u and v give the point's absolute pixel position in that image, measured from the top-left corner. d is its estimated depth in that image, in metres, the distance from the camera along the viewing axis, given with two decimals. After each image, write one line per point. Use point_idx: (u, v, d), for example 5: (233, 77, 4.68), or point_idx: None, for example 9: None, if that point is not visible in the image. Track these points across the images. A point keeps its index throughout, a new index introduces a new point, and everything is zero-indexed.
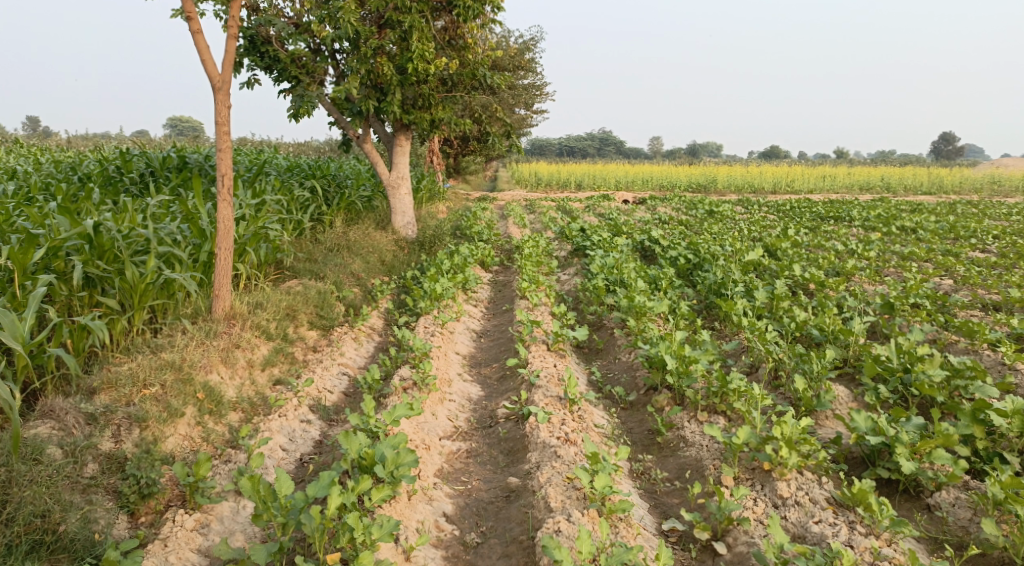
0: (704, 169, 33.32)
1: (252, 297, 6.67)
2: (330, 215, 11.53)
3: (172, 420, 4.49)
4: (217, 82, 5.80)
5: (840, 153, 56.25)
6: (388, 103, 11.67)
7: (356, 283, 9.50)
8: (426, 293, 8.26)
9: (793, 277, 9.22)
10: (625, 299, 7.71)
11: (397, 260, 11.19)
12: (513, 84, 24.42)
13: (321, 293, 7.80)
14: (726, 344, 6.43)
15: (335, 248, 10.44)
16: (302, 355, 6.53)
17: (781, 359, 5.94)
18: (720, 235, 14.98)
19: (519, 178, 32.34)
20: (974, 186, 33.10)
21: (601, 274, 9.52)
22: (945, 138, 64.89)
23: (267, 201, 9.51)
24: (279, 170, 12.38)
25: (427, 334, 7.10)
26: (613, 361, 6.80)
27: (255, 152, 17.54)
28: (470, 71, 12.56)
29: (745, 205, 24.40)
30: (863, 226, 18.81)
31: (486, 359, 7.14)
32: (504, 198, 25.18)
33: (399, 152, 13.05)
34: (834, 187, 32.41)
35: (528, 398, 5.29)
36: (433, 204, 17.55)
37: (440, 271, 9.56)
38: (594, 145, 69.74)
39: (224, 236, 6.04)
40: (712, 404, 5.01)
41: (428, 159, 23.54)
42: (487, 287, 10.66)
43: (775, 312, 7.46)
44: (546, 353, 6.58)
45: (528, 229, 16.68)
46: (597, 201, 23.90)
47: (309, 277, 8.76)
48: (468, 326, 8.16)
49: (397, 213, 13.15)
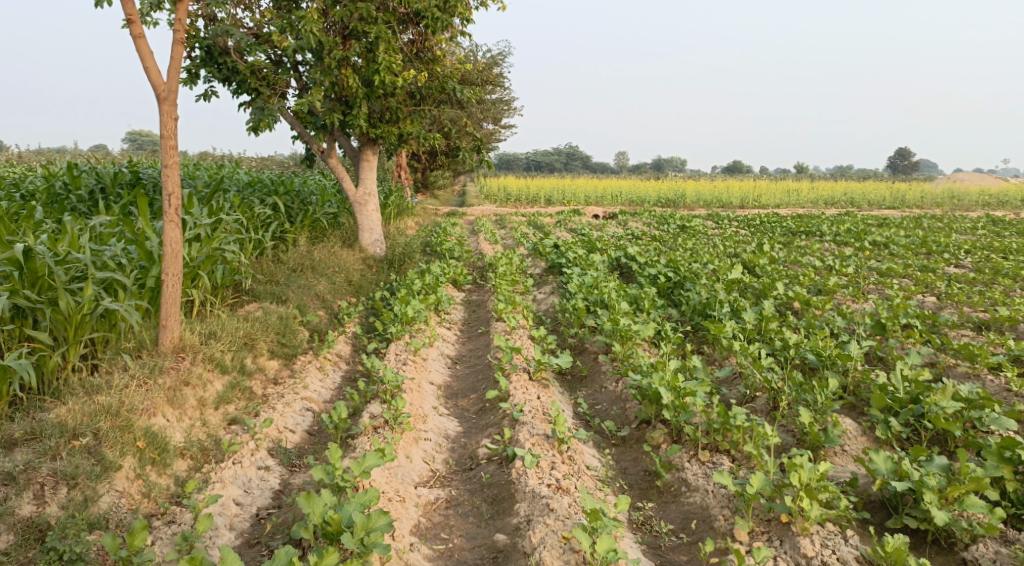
0: (672, 184, 33.24)
1: (205, 326, 6.12)
2: (293, 233, 10.98)
3: (107, 474, 3.99)
4: (163, 91, 5.27)
5: (803, 168, 56.92)
6: (354, 117, 11.17)
7: (321, 306, 8.96)
8: (396, 317, 7.76)
9: (779, 296, 8.90)
10: (607, 322, 7.30)
11: (365, 279, 10.66)
12: (481, 98, 24.05)
13: (283, 319, 7.27)
14: (718, 371, 6.05)
15: (299, 268, 9.89)
16: (261, 389, 5.99)
17: (779, 387, 5.57)
18: (695, 251, 14.67)
19: (487, 193, 31.93)
20: (936, 201, 33.52)
21: (580, 294, 9.10)
22: (903, 153, 66.17)
23: (224, 219, 8.94)
24: (240, 187, 11.81)
25: (399, 362, 6.60)
26: (599, 390, 6.37)
27: (216, 167, 16.91)
28: (439, 84, 12.11)
29: (715, 220, 24.28)
30: (834, 240, 18.71)
31: (463, 389, 6.65)
32: (473, 213, 24.75)
33: (365, 166, 12.60)
34: (799, 202, 32.57)
35: (512, 437, 4.83)
36: (402, 220, 17.05)
37: (411, 292, 9.07)
38: (562, 159, 69.74)
39: (172, 259, 5.50)
40: (712, 442, 4.62)
41: (394, 174, 23.01)
42: (460, 307, 10.18)
43: (766, 335, 7.10)
44: (528, 383, 6.13)
45: (500, 246, 16.25)
46: (567, 216, 23.58)
47: (270, 300, 8.21)
48: (441, 352, 7.68)
49: (364, 231, 12.62)
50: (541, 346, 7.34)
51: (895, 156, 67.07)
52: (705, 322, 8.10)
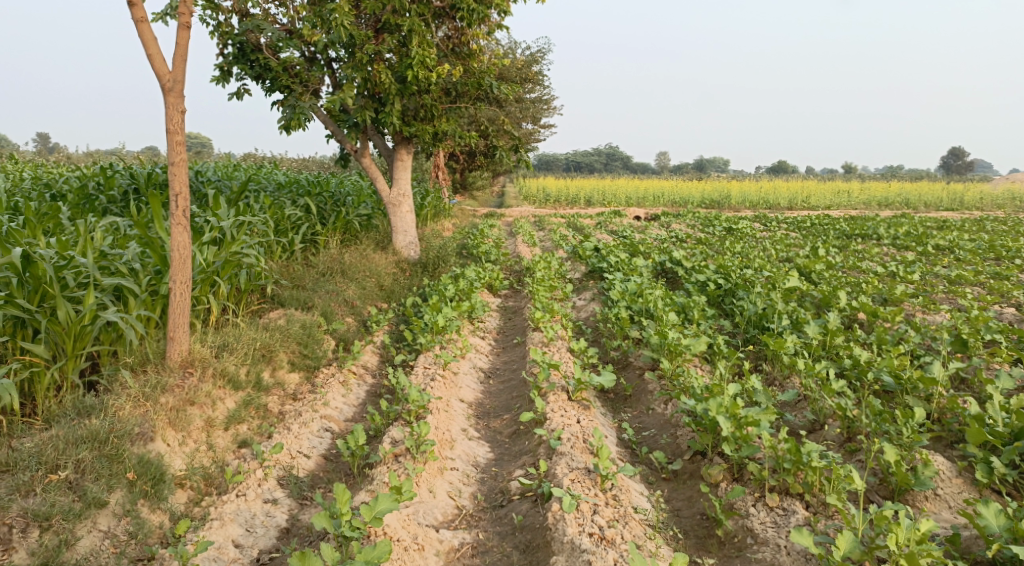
0: (717, 184, 32.29)
1: (218, 336, 5.66)
2: (325, 235, 10.56)
3: (88, 513, 3.64)
4: (167, 81, 4.85)
5: (851, 169, 55.26)
6: (387, 115, 10.70)
7: (349, 312, 8.50)
8: (426, 327, 7.26)
9: (842, 306, 8.18)
10: (654, 335, 6.70)
11: (397, 284, 10.19)
12: (521, 98, 23.54)
13: (307, 328, 6.81)
14: (781, 394, 5.42)
15: (329, 272, 9.45)
16: (278, 406, 5.52)
17: (855, 416, 4.92)
18: (744, 255, 13.91)
19: (526, 194, 31.34)
20: (996, 202, 31.97)
21: (623, 302, 8.50)
22: (956, 153, 63.84)
23: (250, 222, 8.55)
24: (271, 188, 11.46)
25: (427, 377, 6.09)
26: (646, 412, 5.77)
27: (252, 168, 16.66)
28: (476, 80, 11.62)
29: (763, 222, 23.37)
30: (893, 245, 17.73)
31: (495, 408, 6.10)
32: (511, 215, 24.20)
33: (400, 166, 12.14)
34: (851, 203, 31.36)
35: (550, 471, 4.28)
36: (438, 221, 16.59)
37: (443, 299, 8.58)
38: (603, 160, 68.93)
39: (182, 266, 5.04)
40: (781, 483, 4.00)
41: (432, 175, 22.59)
42: (496, 315, 9.66)
43: (832, 351, 6.43)
44: (567, 404, 5.56)
45: (539, 248, 15.70)
46: (609, 218, 22.92)
47: (295, 307, 7.78)
48: (474, 365, 7.15)
49: (398, 233, 12.16)
50: (582, 361, 6.75)
51: (949, 156, 64.70)
52: (761, 335, 7.44)
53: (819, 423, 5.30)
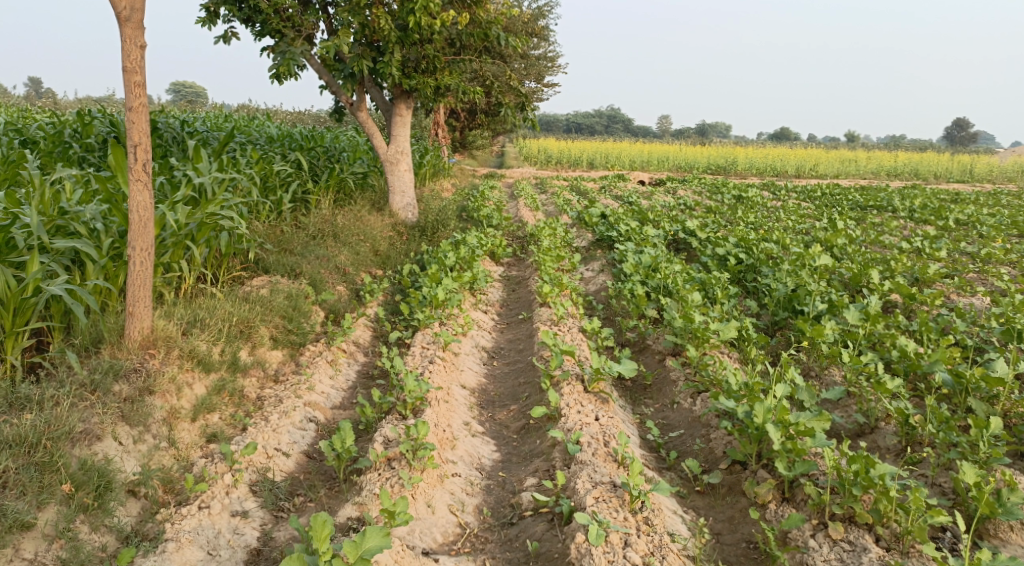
0: (722, 150, 31.42)
1: (188, 309, 4.93)
2: (317, 194, 9.80)
3: (11, 537, 3.10)
4: (123, 9, 4.09)
5: (855, 136, 54.34)
6: (385, 65, 9.87)
7: (341, 281, 7.83)
8: (425, 301, 6.61)
9: (877, 286, 7.54)
10: (677, 317, 6.06)
11: (393, 249, 9.50)
12: (525, 54, 22.57)
13: (292, 301, 6.15)
14: (826, 391, 4.81)
15: (320, 235, 8.72)
16: (255, 390, 4.88)
17: (916, 423, 4.35)
18: (758, 227, 13.24)
19: (527, 154, 30.38)
20: (1006, 175, 31.25)
21: (638, 277, 7.86)
22: (960, 124, 62.91)
23: (235, 178, 7.80)
24: (260, 141, 10.66)
25: (425, 362, 5.45)
26: (671, 407, 5.15)
27: (242, 119, 15.78)
28: (482, 31, 10.81)
29: (772, 191, 22.65)
30: (909, 218, 17.05)
31: (501, 396, 5.49)
32: (512, 176, 23.39)
33: (398, 122, 11.33)
34: (859, 173, 30.58)
35: (569, 486, 3.69)
36: (437, 181, 15.82)
37: (444, 268, 7.92)
38: (604, 122, 67.72)
39: (143, 231, 4.29)
40: (845, 510, 3.44)
41: (431, 132, 21.70)
42: (498, 285, 9.02)
43: (877, 340, 5.81)
44: (584, 397, 4.93)
45: (542, 213, 15.00)
46: (613, 182, 22.15)
47: (282, 274, 7.09)
48: (476, 344, 6.51)
49: (395, 194, 11.39)
50: (595, 344, 6.11)
51: (953, 127, 63.74)
52: (791, 318, 6.81)
53: (870, 427, 4.71)
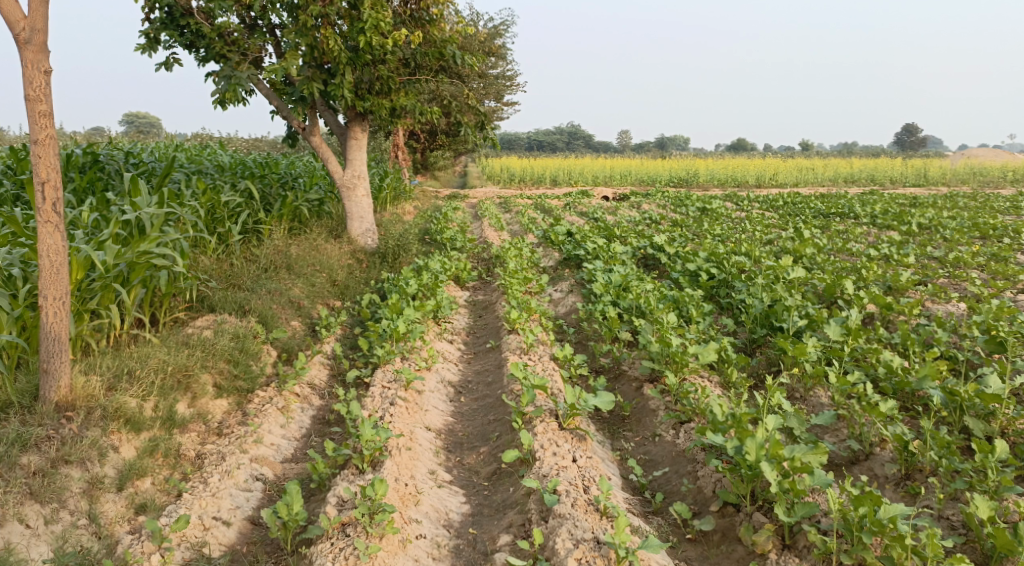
0: (684, 162, 31.50)
1: (117, 361, 4.49)
2: (269, 224, 9.31)
3: None
4: (22, 30, 3.74)
5: (809, 144, 55.20)
6: (337, 87, 9.46)
7: (295, 315, 7.38)
8: (384, 334, 6.19)
9: (854, 297, 7.31)
10: (652, 341, 5.74)
11: (352, 278, 9.07)
12: (483, 73, 22.35)
13: (240, 341, 5.69)
14: (815, 417, 4.50)
15: (273, 267, 8.24)
16: (194, 446, 4.44)
17: (915, 448, 4.04)
18: (726, 239, 13.03)
19: (490, 173, 30.08)
20: (960, 178, 31.77)
21: (608, 297, 7.55)
22: (910, 129, 64.35)
23: (177, 211, 7.33)
24: (208, 171, 10.18)
25: (385, 403, 5.03)
26: (652, 440, 4.79)
27: (193, 148, 15.25)
28: (437, 50, 10.46)
29: (735, 201, 22.64)
30: (872, 224, 17.04)
31: (469, 436, 5.08)
32: (475, 196, 23.09)
33: (353, 146, 10.91)
34: (818, 180, 30.85)
35: (550, 550, 3.39)
36: (398, 205, 15.41)
37: (405, 297, 7.52)
38: (564, 139, 67.92)
39: (57, 279, 3.89)
40: (854, 559, 3.13)
41: (390, 155, 21.28)
42: (464, 312, 8.63)
43: (862, 356, 5.54)
44: (559, 435, 4.54)
45: (506, 233, 14.67)
46: (577, 198, 21.95)
47: (231, 312, 6.62)
48: (441, 378, 6.10)
49: (353, 219, 10.93)
50: (568, 373, 5.75)
51: (903, 133, 65.16)
52: (770, 335, 6.52)
53: (864, 453, 4.39)
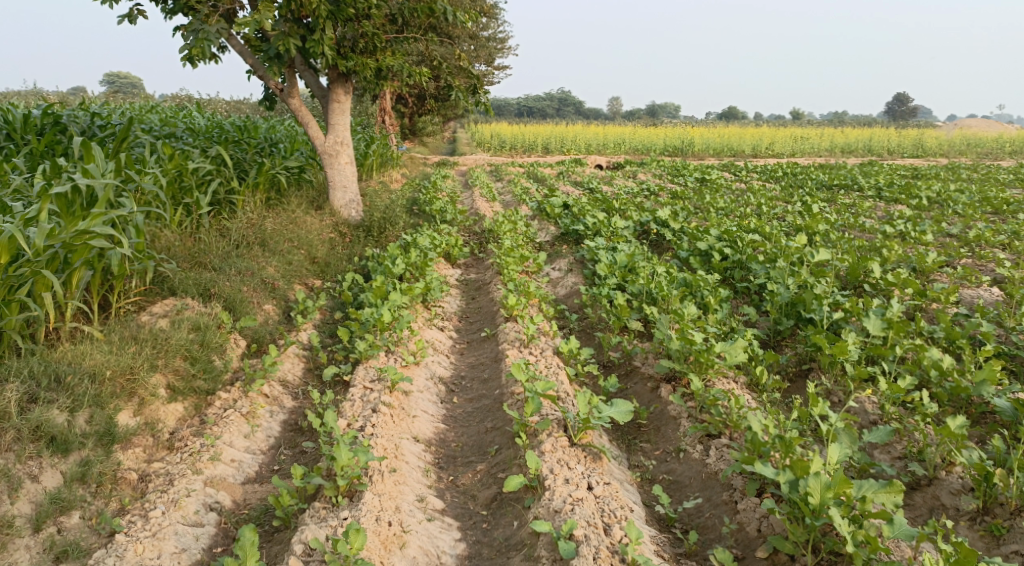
0: (678, 130, 30.70)
1: (43, 364, 3.83)
2: (244, 194, 8.48)
3: None
4: None
5: (801, 114, 54.35)
6: (316, 44, 8.60)
7: (268, 297, 6.67)
8: (367, 323, 5.51)
9: (885, 282, 6.66)
10: (670, 336, 5.09)
11: (333, 254, 8.33)
12: (474, 35, 21.37)
13: (200, 334, 4.98)
14: (869, 434, 3.90)
15: (246, 243, 7.47)
16: (137, 466, 3.80)
17: (997, 479, 3.47)
18: (730, 213, 12.34)
19: (479, 140, 29.09)
20: (959, 148, 31.09)
21: (614, 281, 6.89)
22: (902, 99, 63.63)
23: (137, 180, 6.53)
24: (181, 135, 9.34)
25: (367, 411, 4.37)
26: (676, 456, 4.15)
27: (168, 110, 14.36)
28: (426, 6, 9.48)
29: (733, 172, 21.93)
30: (878, 197, 16.38)
31: (464, 448, 4.41)
32: (466, 163, 22.28)
33: (336, 109, 10.07)
34: (815, 150, 30.11)
35: None
36: (384, 172, 14.61)
37: (391, 278, 6.81)
38: (555, 105, 66.78)
39: None
40: None
41: (377, 119, 20.31)
42: (455, 293, 7.94)
43: (907, 356, 4.91)
44: (570, 454, 3.90)
45: (498, 203, 13.93)
46: (570, 167, 21.19)
47: (195, 296, 5.87)
48: (432, 374, 5.43)
49: (336, 189, 10.12)
50: (574, 371, 5.11)
51: (895, 103, 64.38)
52: (797, 326, 5.88)
53: (927, 477, 3.77)
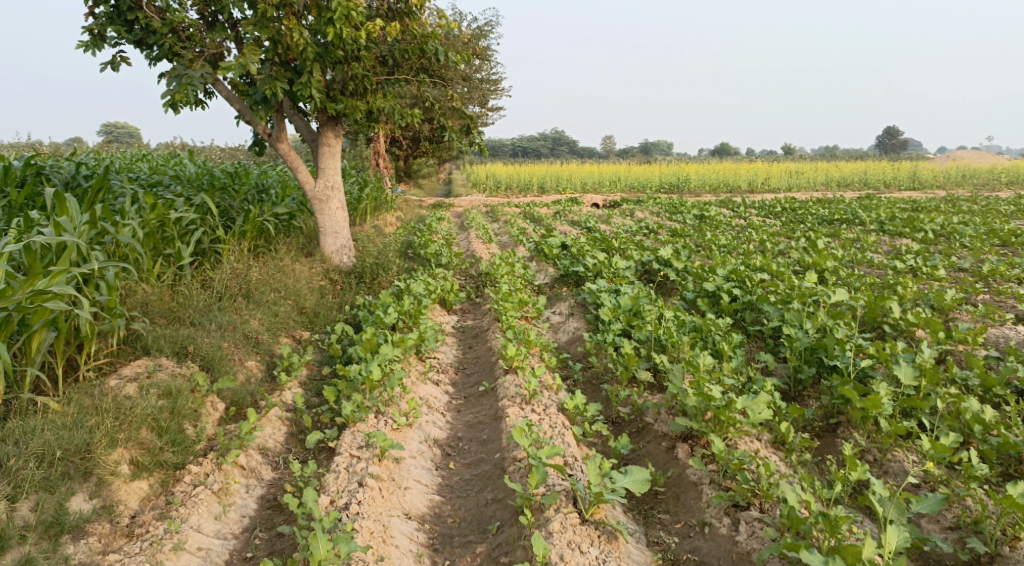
0: (673, 167, 30.57)
1: None
2: (229, 242, 8.09)
3: None
4: None
5: (793, 149, 54.55)
6: (304, 87, 8.28)
7: (251, 353, 6.23)
8: (355, 381, 5.09)
9: (907, 323, 6.25)
10: (685, 391, 4.67)
11: (323, 303, 7.92)
12: (467, 77, 21.27)
13: (171, 400, 4.51)
14: (919, 502, 3.50)
15: (229, 294, 7.06)
16: (88, 560, 3.44)
17: None
18: (734, 251, 11.99)
19: (475, 181, 28.93)
20: (955, 179, 30.95)
21: (619, 327, 6.48)
22: (892, 132, 64.12)
23: (113, 233, 6.13)
24: (167, 183, 9.01)
25: (353, 486, 3.92)
26: (700, 531, 3.71)
27: (157, 158, 14.09)
28: (417, 46, 9.19)
29: (731, 208, 21.67)
30: (881, 231, 16.06)
31: (462, 524, 3.96)
32: (461, 205, 22.00)
33: (326, 153, 9.75)
34: (812, 184, 29.94)
35: None
36: (379, 216, 14.28)
37: (382, 328, 6.39)
38: (549, 147, 67.19)
39: None
40: None
41: (371, 162, 20.09)
42: (451, 341, 7.52)
43: (946, 406, 4.49)
44: (582, 534, 3.48)
45: (495, 245, 13.58)
46: (567, 206, 20.93)
47: (171, 356, 5.44)
48: (426, 436, 4.98)
49: (327, 235, 9.74)
50: (581, 431, 4.68)
51: (886, 136, 64.73)
52: (819, 373, 5.46)
53: (987, 553, 3.37)
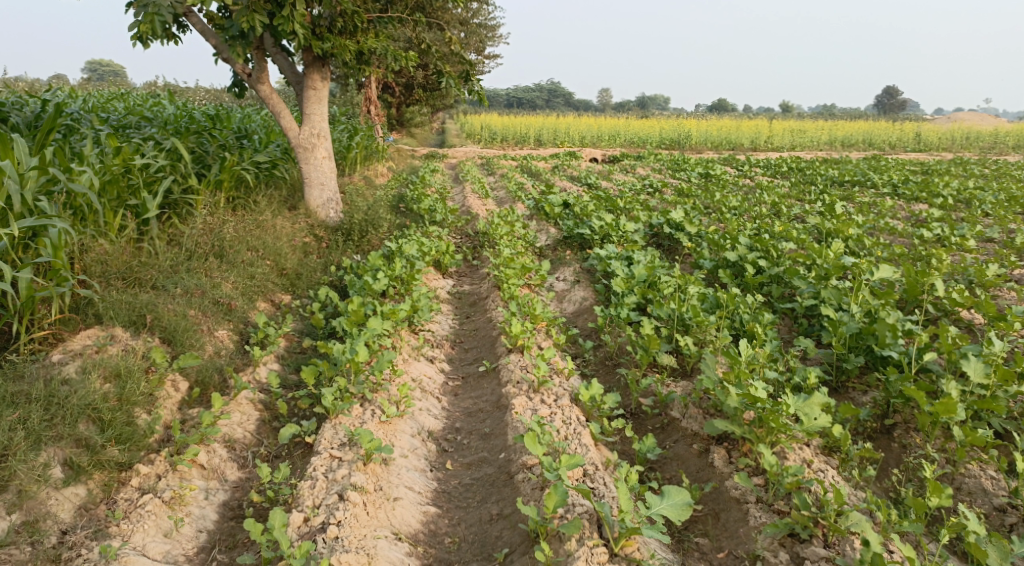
0: (674, 122, 29.61)
1: None
2: (203, 193, 7.26)
3: None
4: None
5: (792, 106, 53.47)
6: (286, 21, 7.36)
7: (222, 322, 5.51)
8: (337, 363, 4.39)
9: (956, 303, 5.58)
10: (722, 385, 4.00)
11: (305, 264, 7.17)
12: (464, 22, 20.13)
13: (119, 383, 3.73)
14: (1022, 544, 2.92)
15: (200, 253, 6.29)
16: None
17: None
18: (745, 214, 11.27)
19: (469, 132, 27.96)
20: (961, 142, 30.15)
21: (635, 301, 5.79)
22: (893, 92, 62.97)
23: (65, 179, 5.33)
24: (138, 125, 8.15)
25: (332, 501, 3.28)
26: None
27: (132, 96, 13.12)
28: None
29: (735, 167, 20.87)
30: (894, 195, 15.34)
31: (462, 546, 3.35)
32: (456, 156, 21.11)
33: (312, 97, 8.88)
34: (815, 144, 29.06)
35: None
36: (369, 166, 13.42)
37: (370, 296, 5.68)
38: (545, 97, 65.70)
39: None
40: None
41: (362, 109, 19.10)
42: (446, 308, 6.82)
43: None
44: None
45: (492, 200, 12.80)
46: (566, 161, 20.09)
47: (127, 327, 4.70)
48: (419, 427, 4.31)
49: (312, 187, 8.91)
50: (600, 428, 4.04)
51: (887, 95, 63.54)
52: (866, 362, 4.80)
53: None
